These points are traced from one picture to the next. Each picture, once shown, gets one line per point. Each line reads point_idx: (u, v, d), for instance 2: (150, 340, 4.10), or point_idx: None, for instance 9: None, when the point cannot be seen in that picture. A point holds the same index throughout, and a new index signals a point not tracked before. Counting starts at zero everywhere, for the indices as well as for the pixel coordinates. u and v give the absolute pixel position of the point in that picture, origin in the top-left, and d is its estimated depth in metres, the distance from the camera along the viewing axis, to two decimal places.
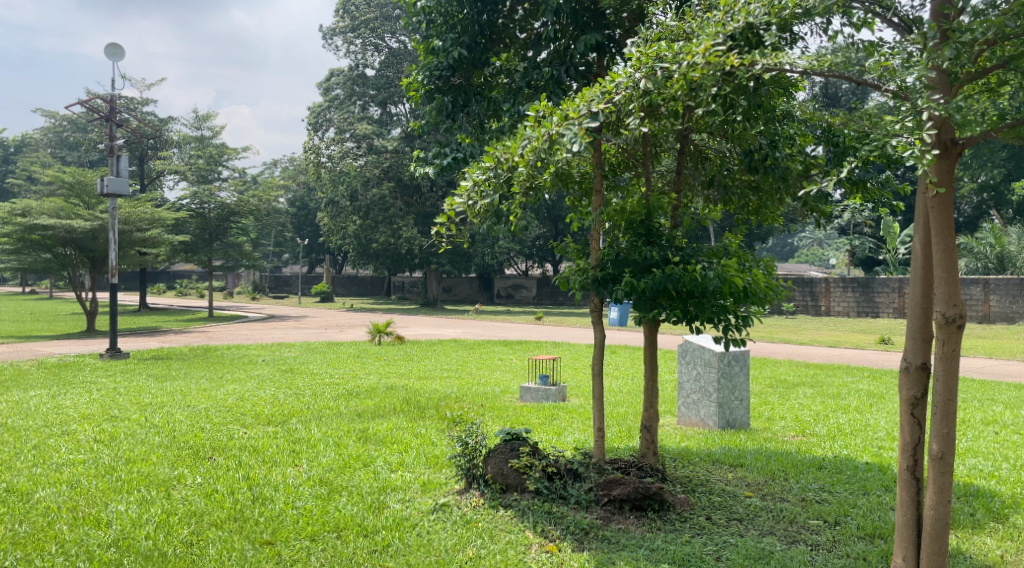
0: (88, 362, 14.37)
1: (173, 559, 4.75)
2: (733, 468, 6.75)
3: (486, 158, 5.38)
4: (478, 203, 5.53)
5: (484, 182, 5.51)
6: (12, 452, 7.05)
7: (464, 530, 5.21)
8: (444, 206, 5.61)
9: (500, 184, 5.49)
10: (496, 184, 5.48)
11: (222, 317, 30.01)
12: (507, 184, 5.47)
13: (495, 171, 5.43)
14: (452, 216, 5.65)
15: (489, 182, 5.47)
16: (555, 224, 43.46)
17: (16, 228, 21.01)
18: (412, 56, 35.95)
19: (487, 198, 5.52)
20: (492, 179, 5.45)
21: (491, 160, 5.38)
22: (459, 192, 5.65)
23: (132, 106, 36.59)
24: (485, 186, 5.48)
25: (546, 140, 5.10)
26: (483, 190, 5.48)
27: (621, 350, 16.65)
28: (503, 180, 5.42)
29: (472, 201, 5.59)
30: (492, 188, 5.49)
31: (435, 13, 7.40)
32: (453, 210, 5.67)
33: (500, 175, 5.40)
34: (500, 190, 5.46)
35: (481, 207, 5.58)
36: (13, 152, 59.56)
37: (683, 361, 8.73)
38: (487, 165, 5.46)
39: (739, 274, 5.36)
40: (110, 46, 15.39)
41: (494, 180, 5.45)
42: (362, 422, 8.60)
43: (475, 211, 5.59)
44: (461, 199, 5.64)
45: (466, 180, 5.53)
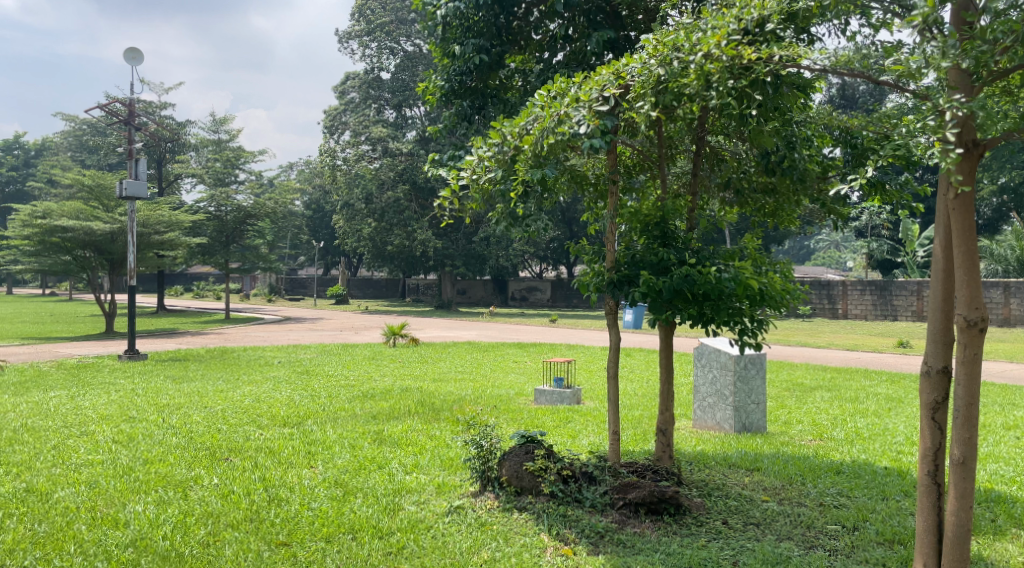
0: (107, 363, 14.50)
1: (190, 559, 4.78)
2: (750, 472, 6.70)
3: (492, 133, 5.35)
4: (481, 177, 5.46)
5: (490, 158, 5.46)
6: (32, 452, 7.14)
7: (479, 532, 5.20)
8: (449, 177, 5.58)
9: (505, 160, 5.45)
10: (501, 160, 5.46)
11: (238, 320, 30.16)
12: (513, 163, 5.44)
13: (501, 147, 5.39)
14: (455, 190, 5.63)
15: (494, 158, 5.43)
16: (570, 227, 43.41)
17: (37, 230, 21.25)
18: (427, 60, 36.25)
19: (490, 173, 5.47)
20: (497, 155, 5.41)
21: (497, 136, 5.37)
22: (464, 165, 5.57)
23: (151, 111, 36.97)
24: (489, 162, 5.42)
25: (553, 119, 5.06)
26: (486, 165, 5.45)
27: (636, 353, 16.56)
28: (508, 156, 5.39)
29: (476, 174, 5.52)
30: (496, 164, 5.44)
31: (450, 16, 7.28)
32: (457, 182, 5.61)
33: (505, 151, 5.37)
34: (504, 167, 5.42)
35: (484, 181, 5.51)
36: (35, 155, 60.24)
37: (699, 364, 8.74)
38: (493, 141, 5.43)
39: (756, 276, 5.32)
40: (129, 51, 15.55)
41: (499, 156, 5.40)
42: (377, 423, 8.64)
43: (476, 186, 5.50)
44: (465, 172, 5.58)
45: (472, 152, 5.45)
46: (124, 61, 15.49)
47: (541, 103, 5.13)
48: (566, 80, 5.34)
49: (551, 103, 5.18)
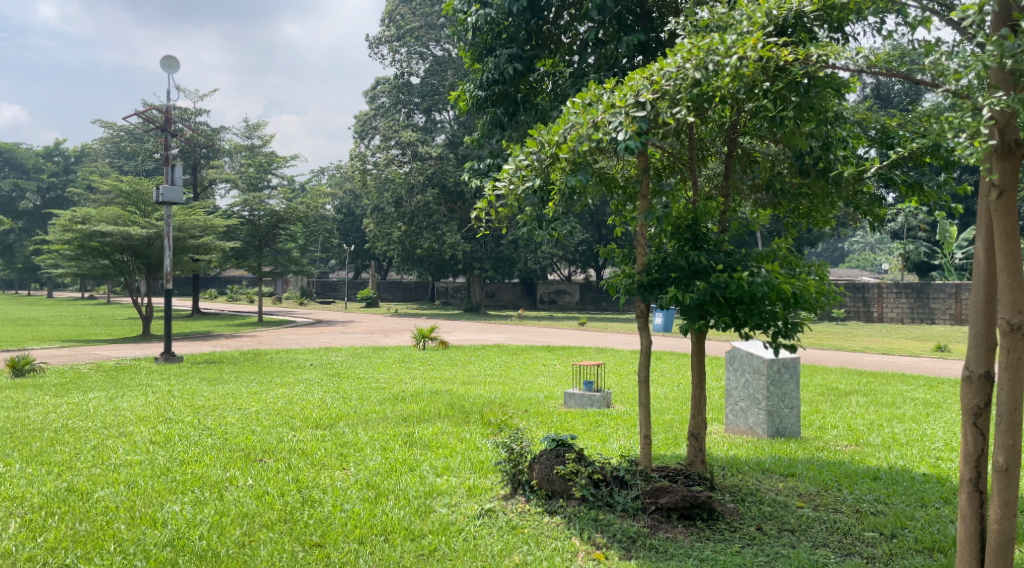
0: (144, 365, 14.75)
1: (225, 560, 4.85)
2: (784, 477, 6.61)
3: (529, 141, 5.33)
4: (517, 187, 5.42)
5: (526, 167, 5.43)
6: (73, 452, 7.30)
7: (511, 536, 5.20)
8: (485, 188, 5.53)
9: (541, 170, 5.41)
10: (538, 169, 5.41)
11: (271, 323, 30.46)
12: (549, 171, 5.40)
13: (538, 155, 5.38)
14: (491, 201, 5.60)
15: (531, 167, 5.40)
16: (599, 230, 43.28)
17: (76, 235, 21.69)
18: (456, 64, 36.36)
19: (528, 182, 5.44)
20: (534, 164, 5.40)
21: (533, 144, 5.35)
22: (499, 176, 5.54)
23: (186, 117, 37.59)
24: (526, 171, 5.40)
25: (590, 126, 5.03)
26: (524, 174, 5.41)
27: (666, 357, 16.45)
28: (545, 165, 5.36)
29: (512, 184, 5.47)
30: (533, 173, 5.41)
31: (483, 22, 7.54)
32: (493, 193, 5.57)
33: (541, 160, 5.34)
34: (541, 175, 5.40)
35: (521, 191, 5.46)
36: (74, 162, 61.49)
37: (731, 367, 8.63)
38: (529, 150, 5.41)
39: (789, 279, 5.24)
40: (166, 59, 15.84)
41: (535, 165, 5.38)
42: (408, 425, 8.71)
43: (513, 195, 5.45)
44: (501, 183, 5.50)
45: (509, 162, 5.41)
46: (161, 69, 15.77)
47: (576, 110, 5.11)
48: (599, 87, 5.30)
49: (586, 109, 5.16)
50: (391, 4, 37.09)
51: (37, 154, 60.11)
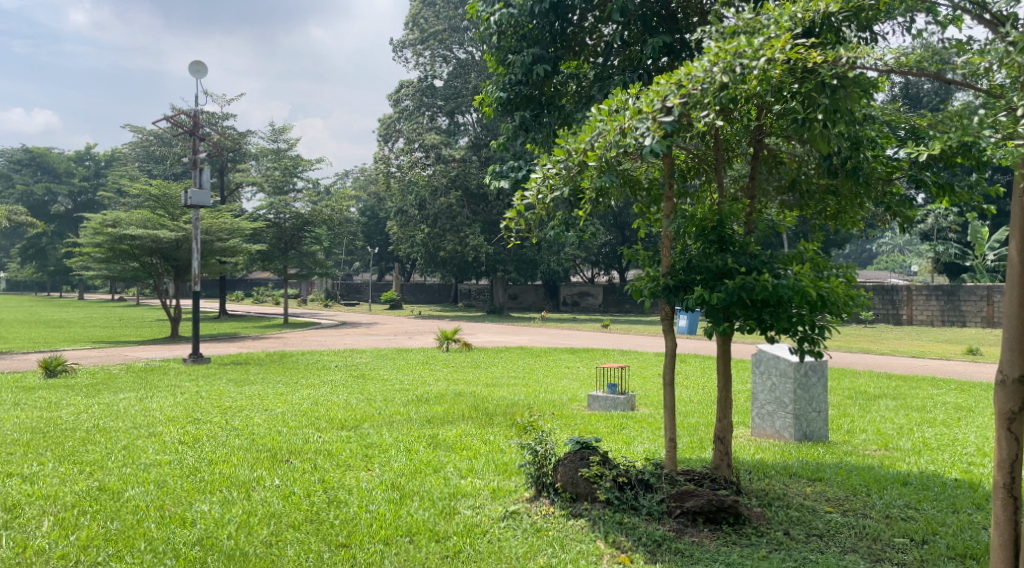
0: (173, 367, 14.93)
1: (253, 559, 4.90)
2: (811, 482, 6.54)
3: (557, 150, 5.35)
4: (546, 196, 5.46)
5: (554, 175, 5.46)
6: (104, 452, 7.40)
7: (535, 539, 5.19)
8: (513, 197, 5.55)
9: (569, 177, 5.43)
10: (567, 177, 5.43)
11: (297, 324, 30.78)
12: (578, 179, 5.43)
13: (566, 164, 5.41)
14: (520, 210, 5.64)
15: (559, 175, 5.43)
16: (622, 231, 43.15)
17: (107, 238, 22.04)
18: (480, 67, 36.44)
19: (556, 190, 5.47)
20: (562, 172, 5.43)
21: (561, 152, 5.36)
22: (527, 184, 5.56)
23: (213, 121, 38.06)
24: (554, 179, 5.43)
25: (617, 133, 5.03)
26: (552, 182, 5.44)
27: (691, 359, 16.33)
28: (573, 173, 5.38)
29: (541, 193, 5.49)
30: (561, 181, 5.45)
31: (506, 25, 7.59)
32: (522, 202, 5.59)
33: (569, 168, 5.36)
34: (569, 183, 5.43)
35: (549, 200, 5.50)
36: (105, 166, 62.44)
37: (757, 370, 8.54)
38: (557, 158, 5.45)
39: (817, 282, 5.18)
40: (194, 64, 16.05)
41: (564, 173, 5.41)
42: (432, 427, 8.73)
43: (542, 204, 5.46)
44: (529, 192, 5.52)
45: (537, 170, 5.43)
46: (189, 74, 15.98)
47: (603, 117, 5.11)
48: (625, 93, 5.29)
49: (613, 116, 5.15)
50: (415, 8, 37.30)
51: (69, 158, 61.28)
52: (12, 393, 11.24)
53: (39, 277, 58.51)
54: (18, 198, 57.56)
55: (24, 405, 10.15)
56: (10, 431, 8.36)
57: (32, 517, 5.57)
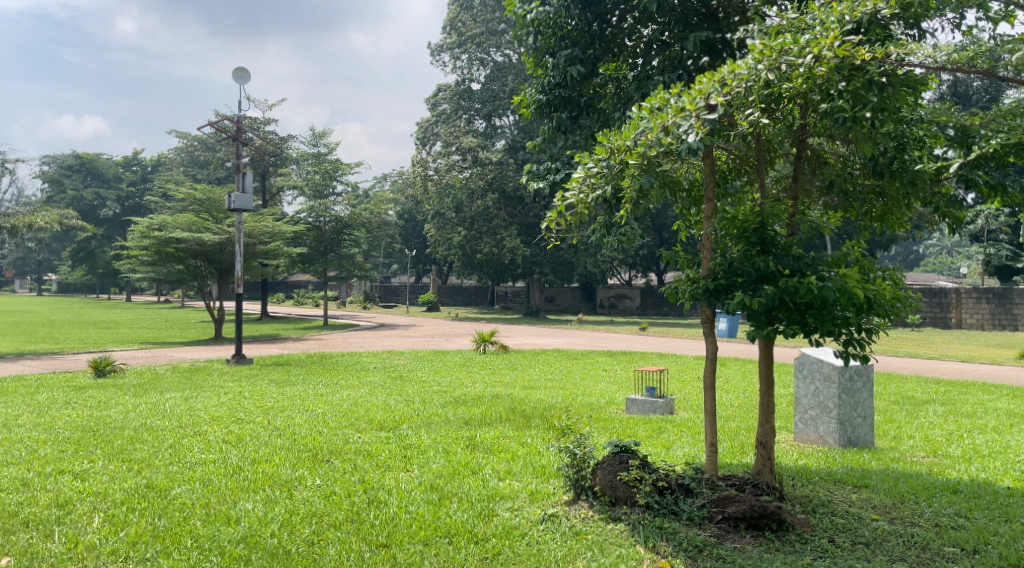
0: (216, 367, 15.21)
1: (296, 557, 4.97)
2: (857, 489, 6.40)
3: (598, 148, 5.34)
4: (588, 194, 5.42)
5: (595, 174, 5.43)
6: (151, 451, 7.56)
7: (574, 542, 5.18)
8: (554, 197, 5.53)
9: (611, 176, 5.39)
10: (608, 176, 5.38)
11: (336, 326, 31.15)
12: (620, 179, 5.43)
13: (607, 162, 5.36)
14: (561, 210, 5.62)
15: (600, 174, 5.39)
16: (661, 233, 42.78)
17: (154, 242, 22.55)
18: (517, 69, 36.44)
19: (598, 189, 5.44)
20: (604, 171, 5.41)
21: (603, 150, 5.31)
22: (568, 184, 5.53)
23: (255, 126, 38.73)
24: (596, 178, 5.39)
25: (659, 130, 4.99)
26: (594, 181, 5.40)
27: (731, 363, 16.13)
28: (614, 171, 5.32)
29: (583, 194, 5.42)
30: (603, 180, 5.42)
31: (545, 25, 7.65)
32: (562, 201, 5.57)
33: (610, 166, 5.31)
34: (611, 182, 5.43)
35: (591, 198, 5.47)
36: (151, 171, 63.89)
37: (800, 375, 8.40)
38: (598, 156, 5.40)
39: (862, 285, 5.07)
40: (237, 71, 16.35)
41: (606, 172, 5.38)
42: (469, 429, 8.76)
43: (583, 203, 5.44)
44: (570, 191, 5.50)
45: (578, 169, 5.41)
46: (233, 80, 16.30)
47: (646, 115, 5.08)
48: (667, 91, 5.26)
49: (655, 114, 5.11)
50: (453, 11, 37.48)
51: (117, 163, 62.91)
52: (63, 392, 11.56)
53: (88, 278, 60.18)
54: (68, 202, 59.23)
55: (75, 404, 10.42)
56: (62, 429, 8.60)
57: (84, 513, 5.73)
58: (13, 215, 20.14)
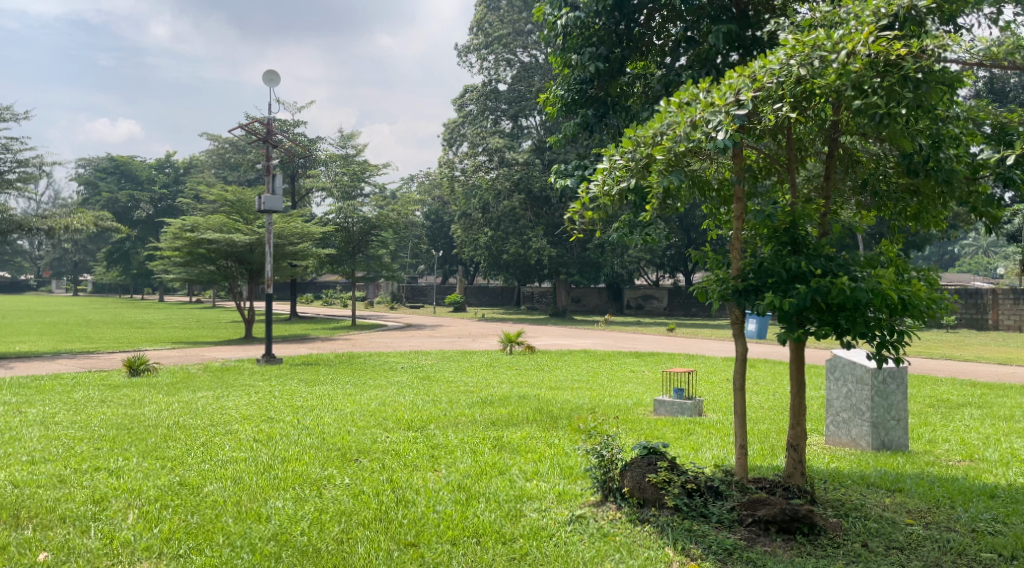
0: (247, 367, 15.40)
1: (326, 555, 5.01)
2: (890, 493, 6.30)
3: (624, 141, 5.27)
4: (612, 187, 5.39)
5: (620, 167, 5.39)
6: (184, 449, 7.68)
7: (602, 543, 5.16)
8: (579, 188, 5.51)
9: (637, 169, 5.35)
10: (634, 168, 5.34)
11: (364, 326, 31.36)
12: (645, 172, 5.34)
13: (634, 155, 5.31)
14: (586, 202, 5.60)
15: (626, 167, 5.35)
16: (689, 233, 42.46)
17: (186, 243, 22.87)
18: (544, 69, 36.37)
19: (623, 182, 5.41)
20: (629, 164, 5.35)
21: (629, 143, 5.29)
22: (594, 175, 5.53)
23: (285, 129, 39.17)
24: (621, 170, 5.36)
25: (687, 125, 5.01)
26: (619, 174, 5.39)
27: (761, 364, 15.98)
28: (641, 165, 5.28)
29: (607, 185, 5.50)
30: (629, 172, 5.36)
31: (572, 26, 7.68)
32: (587, 193, 5.56)
33: (637, 159, 5.27)
34: (636, 176, 5.33)
35: (615, 191, 5.44)
36: (183, 173, 64.86)
37: (832, 376, 8.29)
38: (624, 149, 5.37)
39: (896, 286, 4.99)
40: (267, 74, 16.54)
41: (632, 164, 5.32)
42: (496, 429, 8.77)
43: (607, 195, 5.42)
44: (594, 183, 5.48)
45: (604, 161, 5.39)
46: (264, 83, 16.48)
47: (673, 109, 5.08)
48: (696, 86, 5.25)
49: (683, 109, 5.11)
50: (480, 12, 37.52)
51: (150, 166, 64.04)
52: (98, 391, 11.80)
53: (123, 279, 61.37)
54: (104, 204, 60.32)
55: (110, 403, 10.60)
56: (97, 427, 8.76)
57: (119, 509, 5.83)
58: (50, 217, 20.56)
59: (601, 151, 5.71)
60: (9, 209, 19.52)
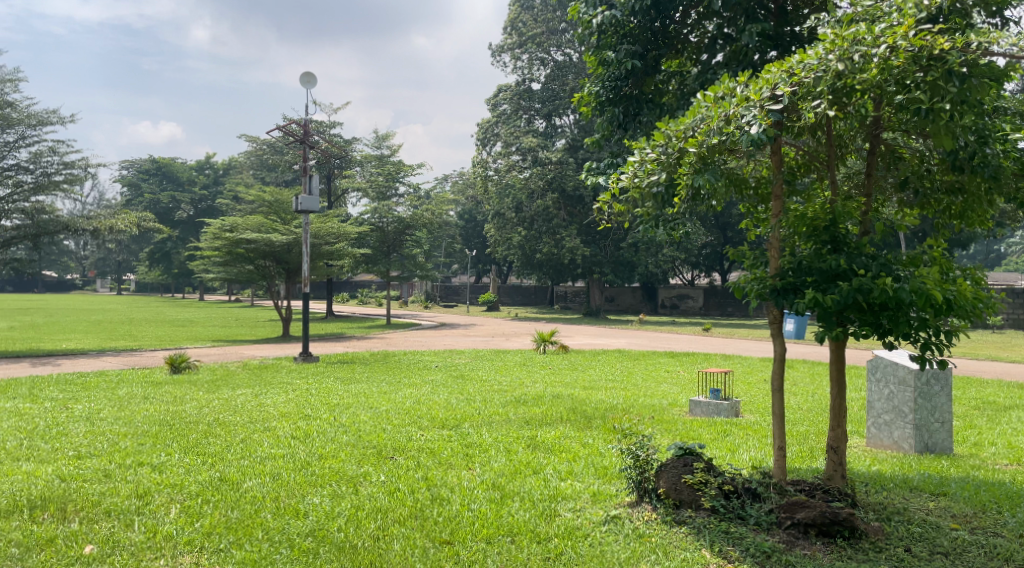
0: (285, 365, 15.61)
1: (362, 552, 5.06)
2: (935, 497, 6.16)
3: (656, 134, 5.26)
4: (643, 180, 5.36)
5: (651, 160, 5.37)
6: (224, 445, 7.81)
7: (638, 544, 5.14)
8: (609, 180, 5.51)
9: (668, 164, 5.33)
10: (665, 163, 5.32)
11: (399, 325, 31.58)
12: (677, 167, 5.33)
13: (665, 149, 5.30)
14: (616, 193, 5.58)
15: (657, 161, 5.33)
16: (724, 232, 41.99)
17: (225, 243, 23.25)
18: (578, 68, 36.24)
19: (653, 176, 5.36)
20: (660, 158, 5.32)
21: (661, 137, 5.28)
22: (625, 167, 5.52)
23: (321, 130, 39.62)
24: (653, 164, 5.32)
25: (721, 119, 4.99)
26: (650, 167, 5.34)
27: (799, 365, 15.73)
28: (673, 159, 5.27)
29: (637, 178, 5.41)
30: (660, 167, 5.33)
31: (608, 24, 7.65)
32: (618, 184, 5.55)
33: (669, 153, 5.26)
34: (667, 170, 5.31)
35: (646, 184, 5.40)
36: (223, 174, 65.98)
37: (873, 378, 8.13)
38: (656, 143, 5.34)
39: (941, 285, 4.87)
40: (305, 75, 16.74)
41: (663, 159, 5.30)
42: (531, 428, 8.77)
43: (637, 188, 5.40)
44: (625, 175, 5.48)
45: (635, 154, 5.38)
46: (301, 85, 16.69)
47: (708, 103, 5.07)
48: (731, 81, 5.23)
49: (717, 104, 5.11)
50: (514, 12, 37.52)
51: (191, 167, 65.31)
52: (142, 387, 12.07)
53: (164, 279, 62.63)
54: (147, 205, 61.56)
55: (152, 399, 10.83)
56: (139, 423, 8.96)
57: (161, 503, 5.94)
58: (96, 217, 21.09)
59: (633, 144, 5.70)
60: (57, 209, 20.06)
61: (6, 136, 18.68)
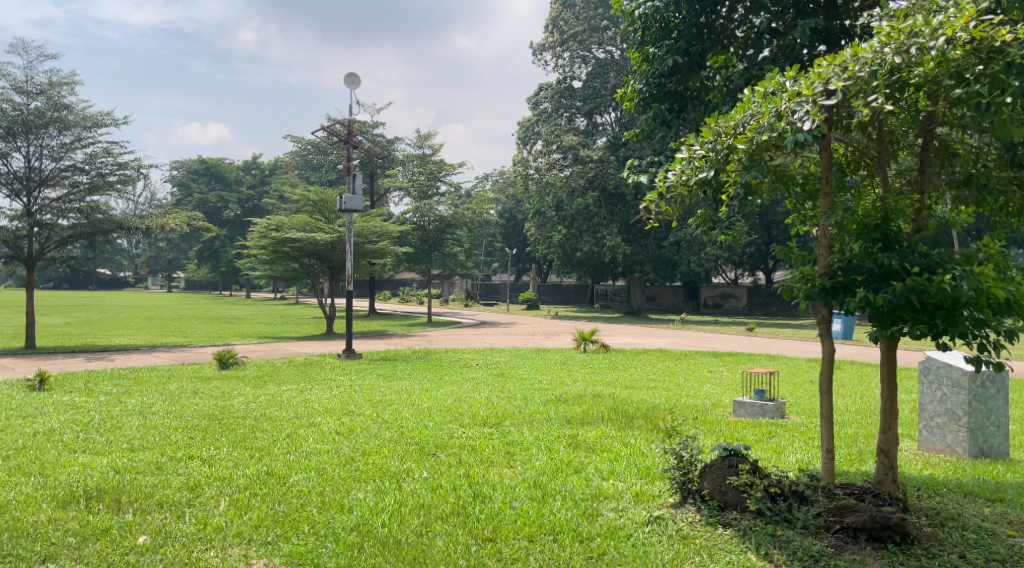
0: (328, 361, 15.82)
1: (406, 547, 5.09)
2: (989, 503, 5.97)
3: (705, 131, 5.21)
4: (691, 177, 5.32)
5: (699, 158, 5.33)
6: (271, 440, 7.95)
7: (681, 545, 5.08)
8: (656, 179, 5.47)
9: (716, 160, 5.27)
10: (714, 160, 5.27)
11: (440, 323, 31.70)
12: (725, 163, 5.25)
13: (714, 146, 5.24)
14: (662, 192, 5.54)
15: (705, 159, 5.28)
16: (769, 231, 41.32)
17: (272, 241, 23.64)
18: (619, 64, 35.88)
19: (702, 173, 5.30)
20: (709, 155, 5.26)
21: (709, 134, 5.22)
22: (673, 164, 5.47)
23: (365, 130, 40.05)
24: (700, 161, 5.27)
25: (771, 115, 4.92)
26: (698, 165, 5.29)
27: (847, 366, 15.36)
28: (721, 156, 5.22)
29: (685, 175, 5.38)
30: (708, 164, 5.27)
31: (652, 19, 7.62)
32: (664, 184, 5.51)
33: (716, 150, 5.20)
34: (716, 167, 5.24)
35: (694, 181, 5.36)
36: (268, 174, 67.08)
37: (925, 380, 7.92)
38: (705, 139, 5.29)
39: (1000, 283, 4.72)
40: (349, 75, 16.95)
41: (711, 156, 5.25)
42: (572, 427, 8.72)
43: (685, 185, 5.36)
44: (672, 173, 5.44)
45: (683, 151, 5.35)
46: (345, 85, 16.89)
47: (757, 99, 5.01)
48: (782, 76, 5.14)
49: (768, 99, 5.02)
50: (555, 10, 37.38)
51: (238, 167, 66.54)
52: (191, 383, 12.33)
53: (212, 277, 63.88)
54: (195, 205, 62.84)
55: (202, 394, 11.08)
56: (190, 417, 9.19)
57: (211, 496, 6.08)
58: (147, 217, 21.61)
59: (680, 141, 5.66)
60: (111, 209, 20.59)
61: (63, 137, 19.25)
